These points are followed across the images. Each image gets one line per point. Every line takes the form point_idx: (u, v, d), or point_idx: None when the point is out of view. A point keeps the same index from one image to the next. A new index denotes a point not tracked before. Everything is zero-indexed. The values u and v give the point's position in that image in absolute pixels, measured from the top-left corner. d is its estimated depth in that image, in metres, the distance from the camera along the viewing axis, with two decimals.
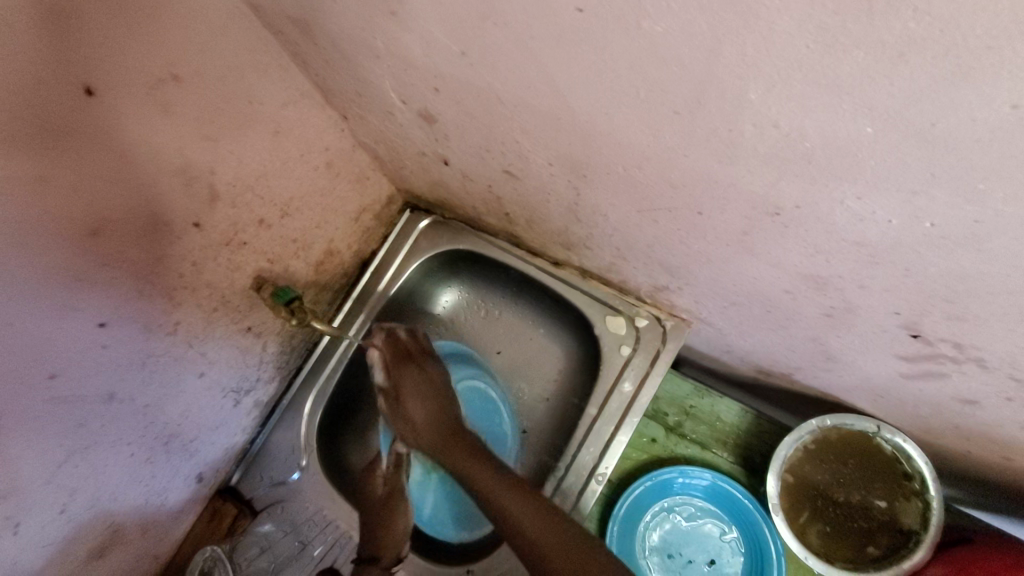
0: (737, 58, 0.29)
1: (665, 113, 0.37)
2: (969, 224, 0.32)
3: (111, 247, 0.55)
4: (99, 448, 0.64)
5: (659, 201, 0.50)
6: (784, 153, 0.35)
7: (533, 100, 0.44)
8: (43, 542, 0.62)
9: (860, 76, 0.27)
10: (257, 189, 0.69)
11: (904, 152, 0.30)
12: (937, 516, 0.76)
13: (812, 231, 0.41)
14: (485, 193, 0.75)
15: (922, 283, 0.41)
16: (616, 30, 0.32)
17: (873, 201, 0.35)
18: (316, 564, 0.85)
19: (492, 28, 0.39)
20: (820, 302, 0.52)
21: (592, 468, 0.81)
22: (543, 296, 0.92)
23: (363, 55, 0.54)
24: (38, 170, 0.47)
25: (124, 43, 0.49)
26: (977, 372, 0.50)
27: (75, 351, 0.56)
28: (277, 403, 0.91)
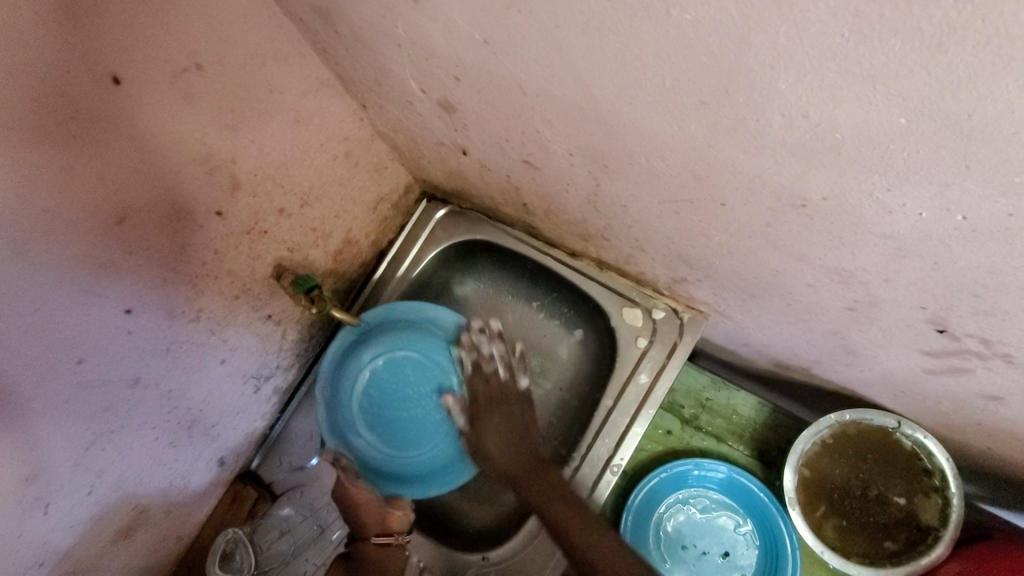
0: (767, 47, 0.29)
1: (692, 103, 0.37)
2: (1004, 217, 0.32)
3: (134, 236, 0.56)
4: (125, 430, 0.65)
5: (680, 193, 0.50)
6: (812, 145, 0.34)
7: (556, 90, 0.44)
8: (72, 521, 0.64)
9: (895, 65, 0.26)
10: (277, 178, 0.69)
11: (937, 143, 0.29)
12: (957, 512, 0.76)
13: (839, 224, 0.41)
14: (504, 182, 0.74)
15: (949, 278, 0.41)
16: (643, 17, 0.32)
17: (903, 193, 0.34)
18: (335, 547, 0.87)
19: (515, 16, 0.38)
20: (843, 296, 0.52)
21: (607, 459, 0.82)
22: (560, 287, 0.92)
23: (384, 44, 0.54)
24: (67, 160, 0.47)
25: (148, 32, 0.49)
26: (1004, 368, 0.50)
27: (102, 336, 0.58)
28: (296, 390, 0.92)
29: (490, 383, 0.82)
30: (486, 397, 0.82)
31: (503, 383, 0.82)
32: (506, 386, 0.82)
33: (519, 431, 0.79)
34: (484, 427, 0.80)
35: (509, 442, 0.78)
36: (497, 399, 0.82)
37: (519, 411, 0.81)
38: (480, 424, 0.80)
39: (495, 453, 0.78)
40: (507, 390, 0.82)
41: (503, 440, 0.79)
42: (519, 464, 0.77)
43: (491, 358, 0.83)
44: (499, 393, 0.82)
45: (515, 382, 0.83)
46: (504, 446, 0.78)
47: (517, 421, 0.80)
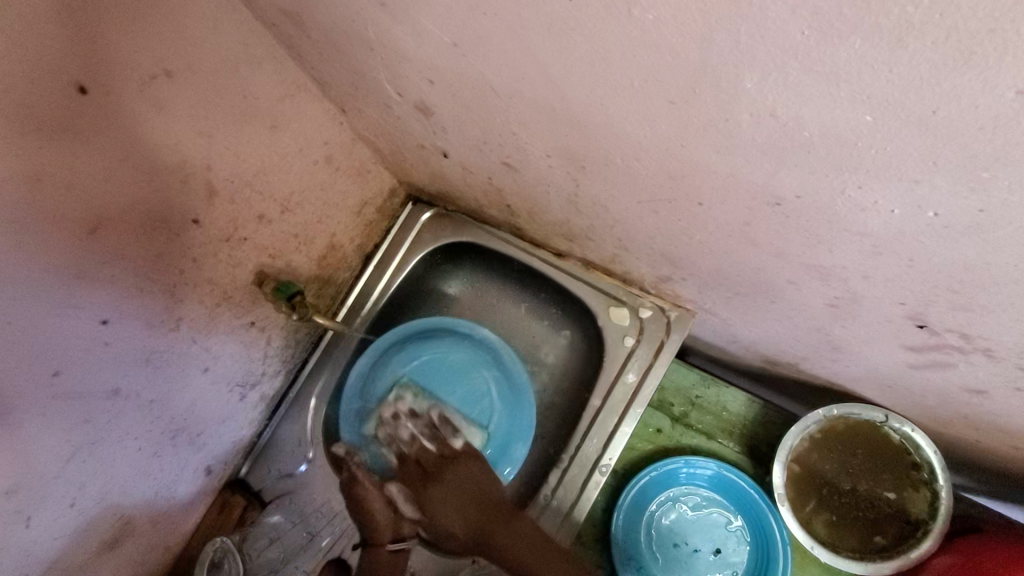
0: (730, 46, 0.29)
1: (661, 103, 0.36)
2: (975, 213, 0.32)
3: (108, 246, 0.55)
4: (106, 442, 0.65)
5: (658, 192, 0.49)
6: (782, 143, 0.34)
7: (527, 92, 0.44)
8: (54, 535, 0.63)
9: (856, 62, 0.26)
10: (256, 185, 0.69)
11: (904, 140, 0.29)
12: (945, 504, 0.76)
13: (814, 221, 0.40)
14: (485, 184, 0.74)
15: (926, 274, 0.41)
16: (607, 18, 0.32)
17: (875, 190, 0.34)
18: (325, 555, 0.87)
19: (482, 19, 0.38)
20: (824, 293, 0.51)
21: (596, 459, 0.82)
22: (547, 288, 0.92)
23: (357, 48, 0.53)
24: (33, 171, 0.47)
25: (115, 40, 0.48)
26: (986, 362, 0.50)
27: (78, 348, 0.57)
28: (283, 397, 0.91)
29: (427, 457, 0.79)
30: (429, 471, 0.79)
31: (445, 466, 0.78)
32: (442, 454, 0.79)
33: (471, 490, 0.77)
34: (427, 500, 0.77)
35: (467, 514, 0.77)
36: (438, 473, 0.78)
37: (461, 475, 0.77)
38: (427, 503, 0.77)
39: (450, 522, 0.77)
40: (445, 456, 0.79)
41: (459, 509, 0.77)
42: (474, 529, 0.77)
43: (411, 439, 0.81)
44: (436, 465, 0.78)
45: (448, 445, 0.80)
46: (467, 521, 0.77)
47: (462, 483, 0.77)
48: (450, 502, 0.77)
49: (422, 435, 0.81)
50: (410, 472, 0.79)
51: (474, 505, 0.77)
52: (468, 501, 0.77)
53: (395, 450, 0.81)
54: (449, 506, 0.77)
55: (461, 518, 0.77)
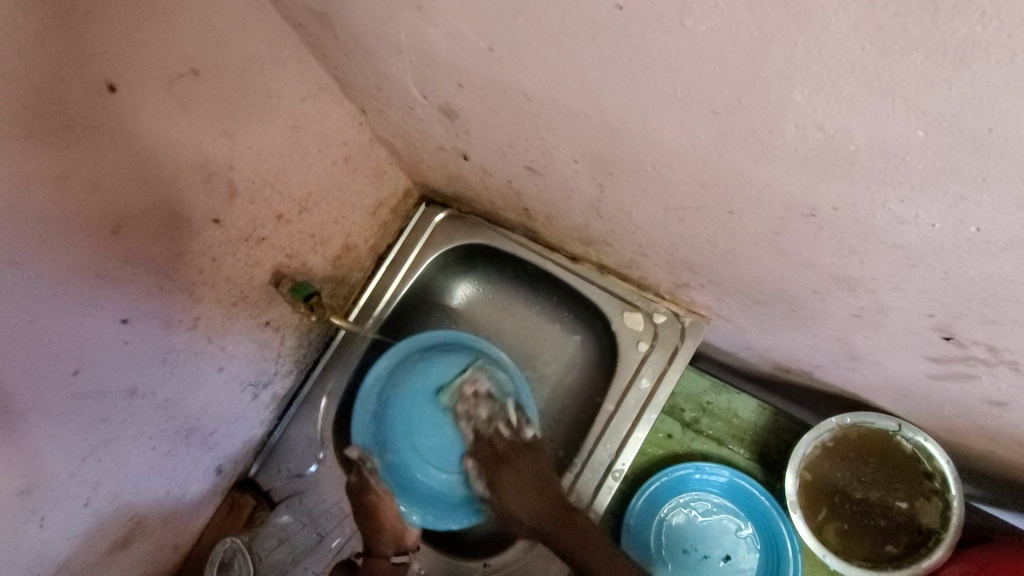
0: (784, 57, 0.29)
1: (702, 112, 0.36)
2: (1019, 230, 0.32)
3: (131, 245, 0.55)
4: (121, 441, 0.64)
5: (686, 200, 0.49)
6: (826, 155, 0.34)
7: (562, 98, 0.44)
8: (68, 534, 0.62)
9: (915, 79, 0.26)
10: (276, 185, 0.69)
11: (954, 155, 0.29)
12: (957, 514, 0.76)
13: (848, 233, 0.40)
14: (505, 187, 0.74)
15: (959, 287, 0.41)
16: (656, 28, 0.31)
17: (917, 205, 0.34)
18: (334, 556, 0.87)
19: (523, 25, 0.38)
20: (849, 303, 0.51)
21: (608, 464, 0.81)
22: (561, 292, 0.91)
23: (385, 50, 0.53)
24: (60, 169, 0.46)
25: (145, 38, 0.48)
26: (1010, 375, 0.50)
27: (97, 346, 0.56)
28: (294, 396, 0.91)
29: (500, 441, 0.82)
30: (502, 453, 0.81)
31: (507, 441, 0.82)
32: (512, 441, 0.82)
33: (536, 482, 0.79)
34: (499, 481, 0.80)
35: (528, 501, 0.78)
36: (509, 456, 0.81)
37: (532, 460, 0.81)
38: (498, 483, 0.80)
39: (520, 509, 0.79)
40: (517, 446, 0.82)
41: (521, 495, 0.79)
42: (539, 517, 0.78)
43: (486, 419, 0.83)
44: (509, 449, 0.81)
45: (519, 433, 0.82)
46: (534, 513, 0.78)
47: (529, 470, 0.80)
48: (512, 489, 0.80)
49: (498, 419, 0.83)
50: (485, 452, 0.82)
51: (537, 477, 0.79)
52: (536, 488, 0.79)
53: (471, 426, 0.83)
54: (518, 487, 0.80)
55: (528, 506, 0.78)
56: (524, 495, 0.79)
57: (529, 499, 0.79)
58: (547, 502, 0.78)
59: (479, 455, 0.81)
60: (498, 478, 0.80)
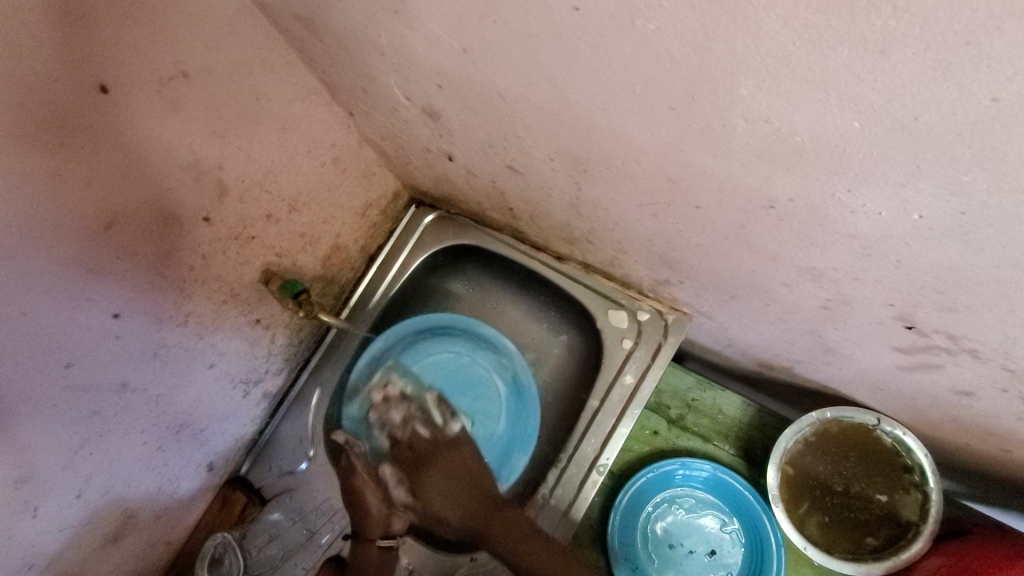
0: (727, 54, 0.31)
1: (661, 109, 0.38)
2: (956, 215, 0.33)
3: (122, 242, 0.57)
4: (112, 436, 0.66)
5: (656, 196, 0.51)
6: (776, 147, 0.36)
7: (533, 97, 0.46)
8: (60, 527, 0.64)
9: (845, 72, 0.28)
10: (265, 185, 0.70)
11: (890, 145, 0.31)
12: (936, 507, 0.77)
13: (806, 223, 0.42)
14: (488, 187, 0.76)
15: (913, 275, 0.42)
16: (612, 28, 0.33)
17: (864, 194, 0.36)
18: (324, 552, 0.88)
19: (491, 26, 0.40)
20: (817, 295, 0.53)
21: (593, 460, 0.83)
22: (547, 290, 0.93)
23: (367, 53, 0.55)
24: (53, 167, 0.48)
25: (136, 42, 0.50)
26: (972, 363, 0.51)
27: (89, 340, 0.58)
28: (285, 394, 0.92)
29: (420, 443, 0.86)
30: (427, 454, 0.85)
31: (426, 441, 0.85)
32: (435, 440, 0.85)
33: (460, 472, 0.84)
34: (421, 486, 0.84)
35: (454, 497, 0.83)
36: (429, 455, 0.85)
37: (450, 462, 0.84)
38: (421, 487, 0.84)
39: (446, 510, 0.84)
40: (440, 442, 0.85)
41: (444, 491, 0.84)
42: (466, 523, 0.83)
43: (402, 421, 0.87)
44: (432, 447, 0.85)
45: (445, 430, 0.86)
46: (457, 504, 0.83)
47: (451, 466, 0.84)
48: (433, 478, 0.84)
49: (414, 420, 0.87)
50: (405, 458, 0.86)
51: (441, 477, 0.84)
52: (460, 484, 0.83)
53: (386, 432, 0.87)
54: (440, 491, 0.84)
55: (463, 491, 0.83)
56: (444, 479, 0.84)
57: (466, 488, 0.83)
58: (468, 490, 0.83)
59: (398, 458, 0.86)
60: (419, 482, 0.84)
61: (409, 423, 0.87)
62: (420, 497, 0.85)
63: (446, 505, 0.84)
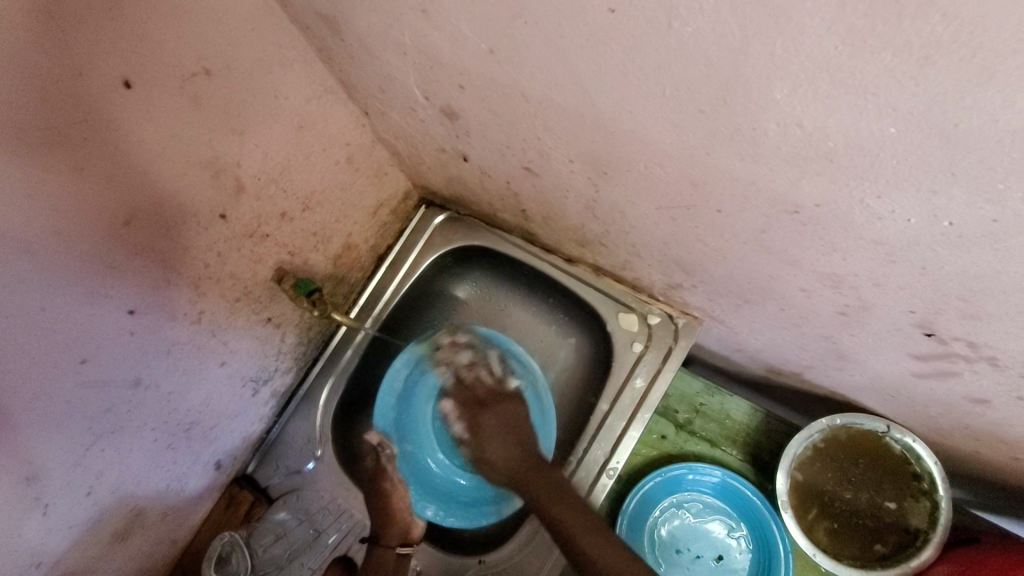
0: (764, 57, 0.31)
1: (691, 111, 0.38)
2: (987, 223, 0.33)
3: (140, 238, 0.57)
4: (123, 433, 0.65)
5: (677, 199, 0.51)
6: (807, 152, 0.36)
7: (559, 99, 0.46)
8: (70, 524, 0.63)
9: (886, 77, 0.28)
10: (281, 182, 0.70)
11: (925, 150, 0.31)
12: (946, 514, 0.77)
13: (831, 229, 0.42)
14: (503, 188, 0.76)
15: (936, 282, 0.42)
16: (647, 29, 0.33)
17: (893, 200, 0.36)
18: (331, 552, 0.88)
19: (522, 27, 0.40)
20: (834, 301, 0.53)
21: (603, 463, 0.83)
22: (557, 293, 0.93)
23: (390, 52, 0.55)
24: (76, 161, 0.48)
25: (160, 37, 0.50)
26: (990, 371, 0.51)
27: (105, 337, 0.58)
28: (294, 393, 0.92)
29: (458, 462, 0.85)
30: (483, 397, 0.80)
31: (488, 382, 0.81)
32: (493, 388, 0.81)
33: (507, 428, 0.75)
34: (477, 427, 0.76)
35: (507, 445, 0.73)
36: (489, 402, 0.79)
37: (508, 407, 0.78)
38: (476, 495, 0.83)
39: (497, 457, 0.73)
40: (500, 391, 0.80)
41: (501, 442, 0.74)
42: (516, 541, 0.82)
43: (467, 363, 0.84)
44: (491, 396, 0.80)
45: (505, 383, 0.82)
46: (508, 456, 0.73)
47: (508, 413, 0.77)
48: (486, 424, 0.76)
49: (480, 366, 0.84)
50: (465, 395, 0.81)
51: (511, 431, 0.75)
52: (507, 431, 0.75)
53: (454, 370, 0.84)
54: (500, 434, 0.75)
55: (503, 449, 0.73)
56: (500, 442, 0.74)
57: (508, 442, 0.74)
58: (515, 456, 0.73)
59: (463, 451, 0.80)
60: (477, 417, 0.77)
61: (476, 363, 0.84)
62: (474, 431, 0.77)
63: (514, 467, 0.72)
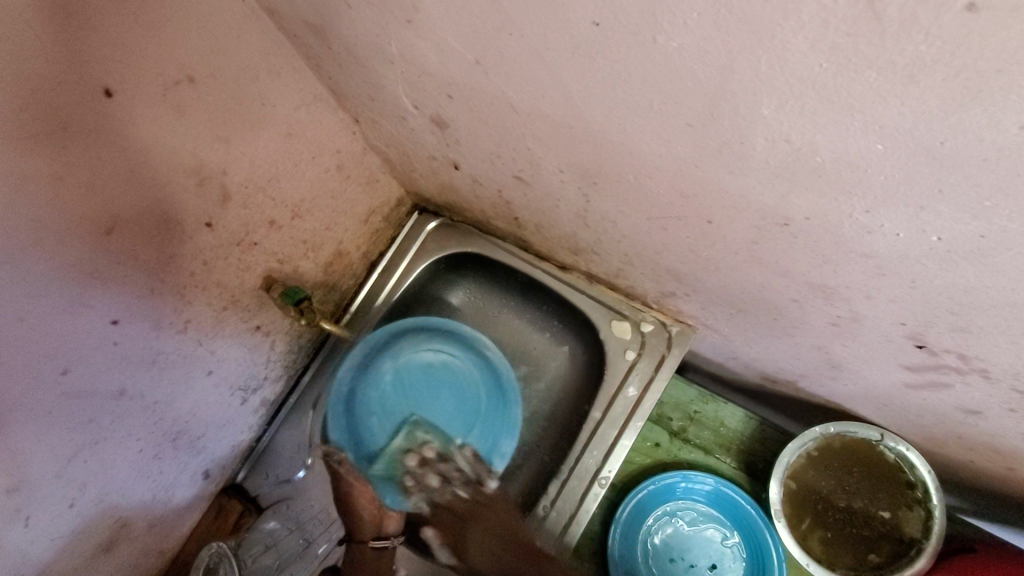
0: (750, 74, 0.30)
1: (678, 125, 0.38)
2: (976, 239, 0.33)
3: (123, 247, 0.56)
4: (108, 443, 0.64)
5: (667, 210, 0.51)
6: (794, 166, 0.35)
7: (547, 110, 0.45)
8: (52, 536, 0.62)
9: (871, 95, 0.27)
10: (268, 191, 0.70)
11: (913, 168, 0.30)
12: (939, 524, 0.77)
13: (821, 242, 0.42)
14: (494, 196, 0.75)
15: (927, 296, 0.42)
16: (631, 44, 0.33)
17: (882, 215, 0.36)
18: (321, 562, 0.87)
19: (507, 39, 0.39)
20: (827, 312, 0.53)
21: (595, 472, 0.82)
22: (550, 300, 0.92)
23: (377, 61, 0.55)
24: (57, 171, 0.47)
25: (143, 45, 0.49)
26: (982, 383, 0.51)
27: (87, 347, 0.57)
28: (284, 401, 0.91)
29: (457, 505, 0.79)
30: (465, 513, 0.78)
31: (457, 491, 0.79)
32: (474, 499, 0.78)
33: (493, 540, 0.75)
34: (465, 542, 0.76)
35: (489, 543, 0.75)
36: (470, 512, 0.78)
37: (496, 512, 0.77)
38: (461, 543, 0.77)
39: (479, 559, 0.74)
40: (479, 498, 0.78)
41: (483, 542, 0.75)
42: (498, 568, 0.72)
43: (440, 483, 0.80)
44: (468, 505, 0.78)
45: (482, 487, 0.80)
46: (490, 550, 0.74)
47: (493, 523, 0.76)
48: (473, 534, 0.76)
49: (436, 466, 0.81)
50: (444, 516, 0.79)
51: (491, 534, 0.75)
52: (495, 534, 0.75)
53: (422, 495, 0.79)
54: (482, 544, 0.75)
55: (482, 547, 0.75)
56: (482, 546, 0.75)
57: (487, 537, 0.75)
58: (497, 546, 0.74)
59: (440, 527, 0.79)
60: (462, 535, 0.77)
61: (448, 479, 0.80)
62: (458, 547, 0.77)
63: (494, 565, 0.72)
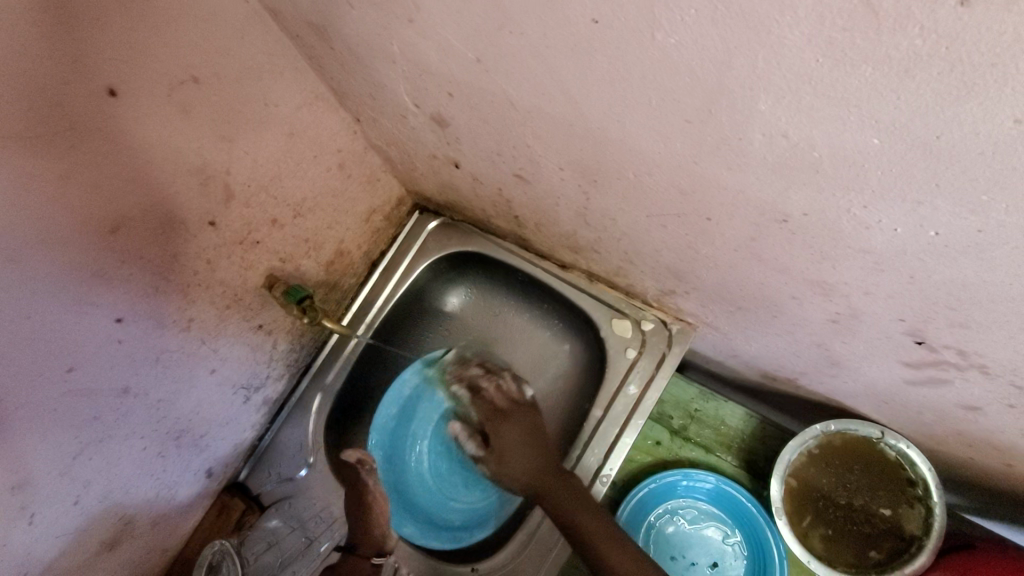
0: (747, 69, 0.30)
1: (676, 121, 0.38)
2: (973, 233, 0.33)
3: (127, 246, 0.56)
4: (112, 440, 0.65)
5: (666, 207, 0.51)
6: (792, 162, 0.36)
7: (547, 108, 0.45)
8: (57, 533, 0.63)
9: (867, 90, 0.28)
10: (271, 189, 0.70)
11: (910, 162, 0.31)
12: (940, 521, 0.77)
13: (819, 238, 0.42)
14: (495, 195, 0.76)
15: (925, 291, 0.42)
16: (630, 41, 0.33)
17: (879, 210, 0.36)
18: (323, 560, 0.86)
19: (508, 37, 0.40)
20: (826, 309, 0.53)
21: (596, 470, 0.82)
22: (551, 299, 0.93)
23: (379, 60, 0.55)
24: (62, 170, 0.48)
25: (147, 46, 0.50)
26: (981, 379, 0.51)
27: (92, 345, 0.57)
28: (286, 400, 0.91)
29: (500, 399, 0.86)
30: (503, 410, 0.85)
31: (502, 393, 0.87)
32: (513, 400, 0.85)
33: (529, 446, 0.80)
34: (503, 442, 0.82)
35: (526, 454, 0.80)
36: (511, 412, 0.84)
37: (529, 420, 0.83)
38: (499, 438, 0.82)
39: (520, 469, 0.79)
40: (514, 405, 0.85)
41: (522, 454, 0.80)
42: (540, 472, 0.78)
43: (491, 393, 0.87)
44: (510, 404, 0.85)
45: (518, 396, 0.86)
46: (528, 465, 0.79)
47: (526, 425, 0.82)
48: (508, 427, 0.83)
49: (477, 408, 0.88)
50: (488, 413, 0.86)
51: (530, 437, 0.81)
52: (535, 440, 0.81)
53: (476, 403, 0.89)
54: (518, 446, 0.81)
55: (523, 456, 0.80)
56: (522, 454, 0.80)
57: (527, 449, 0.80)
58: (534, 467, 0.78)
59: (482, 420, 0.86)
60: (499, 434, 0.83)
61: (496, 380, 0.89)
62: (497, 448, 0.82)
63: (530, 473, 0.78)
